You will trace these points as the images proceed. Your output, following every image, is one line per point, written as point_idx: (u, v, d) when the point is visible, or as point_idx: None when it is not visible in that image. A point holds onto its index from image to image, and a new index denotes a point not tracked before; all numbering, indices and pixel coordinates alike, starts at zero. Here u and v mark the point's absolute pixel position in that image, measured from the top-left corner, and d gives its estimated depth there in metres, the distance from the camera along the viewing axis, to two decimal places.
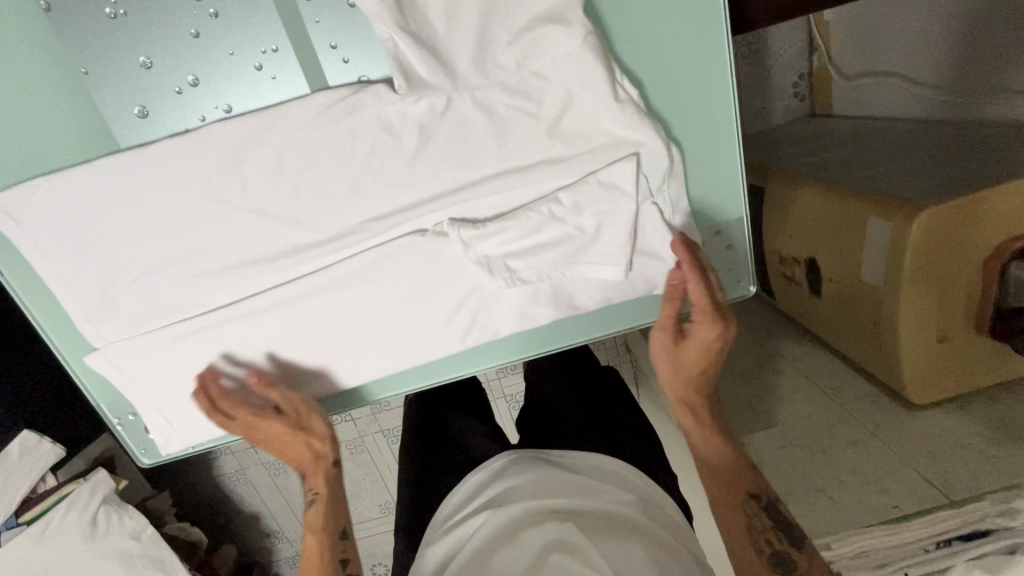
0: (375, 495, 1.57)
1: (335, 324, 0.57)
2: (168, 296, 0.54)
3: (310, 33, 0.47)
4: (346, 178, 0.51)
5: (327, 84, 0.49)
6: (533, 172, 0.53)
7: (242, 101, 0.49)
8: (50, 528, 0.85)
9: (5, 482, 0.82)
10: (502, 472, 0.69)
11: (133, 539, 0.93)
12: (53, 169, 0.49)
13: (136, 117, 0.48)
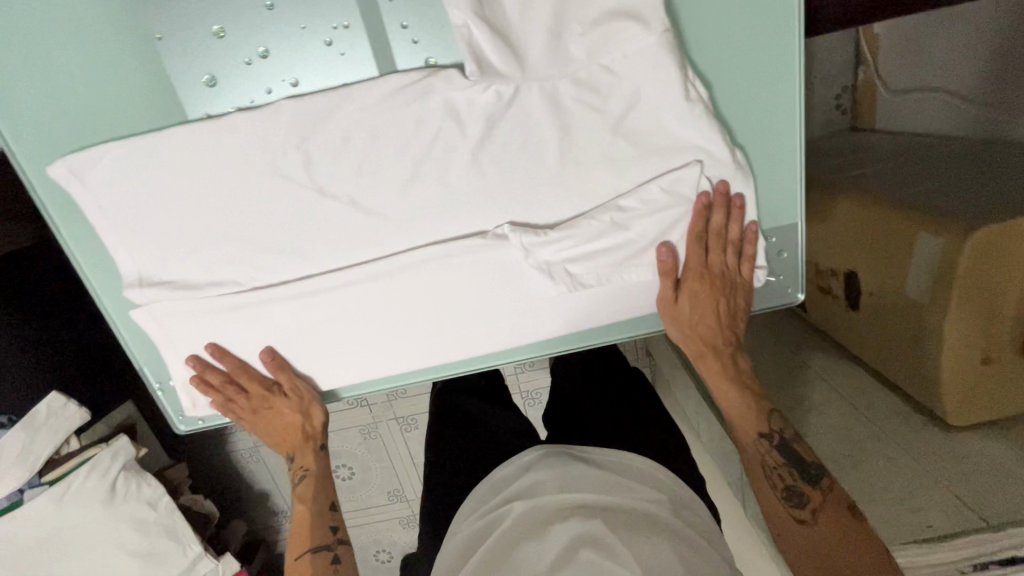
0: (385, 482, 1.58)
1: (380, 306, 0.58)
2: (219, 266, 0.55)
3: (382, 12, 0.48)
4: (406, 160, 0.51)
5: (396, 64, 0.49)
6: (589, 167, 0.53)
7: (309, 76, 0.49)
8: (71, 491, 0.87)
9: (33, 442, 0.83)
10: (530, 465, 0.70)
11: (149, 505, 0.94)
12: (120, 132, 0.50)
13: (205, 86, 0.49)
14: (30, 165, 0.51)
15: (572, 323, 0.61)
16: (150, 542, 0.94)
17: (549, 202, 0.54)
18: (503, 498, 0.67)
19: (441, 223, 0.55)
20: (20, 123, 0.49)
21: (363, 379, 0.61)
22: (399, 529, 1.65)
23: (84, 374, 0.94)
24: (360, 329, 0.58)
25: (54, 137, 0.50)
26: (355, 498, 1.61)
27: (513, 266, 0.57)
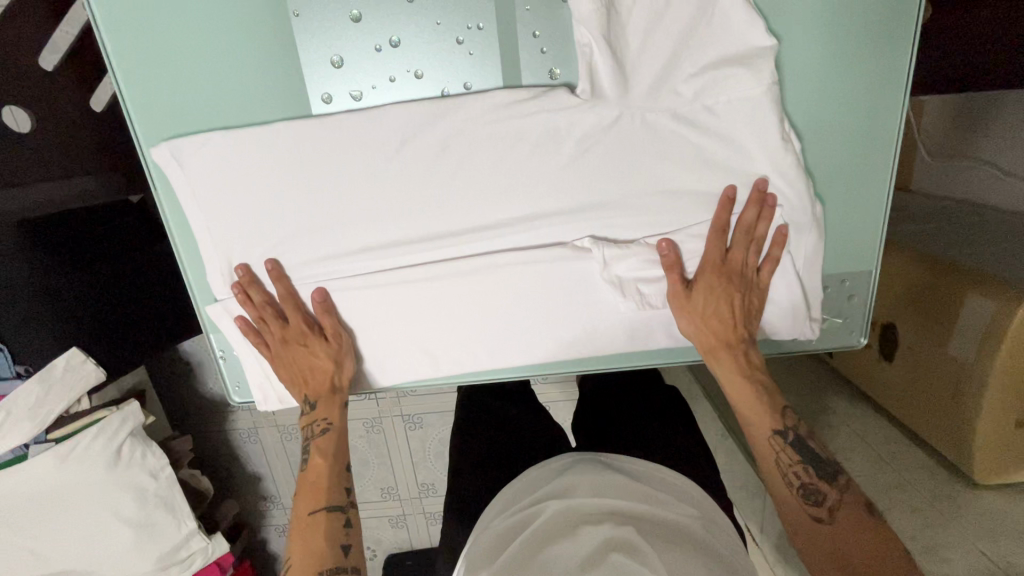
0: (379, 477, 1.57)
1: (452, 301, 0.58)
2: (305, 241, 0.56)
3: (516, 20, 0.49)
4: (510, 164, 0.53)
5: (522, 74, 0.51)
6: (677, 199, 0.54)
7: (433, 69, 0.50)
8: (76, 450, 0.99)
9: (46, 394, 0.88)
10: (563, 470, 0.73)
11: (148, 476, 1.07)
12: (239, 102, 0.51)
13: (331, 66, 0.50)
14: (144, 124, 0.52)
15: (636, 339, 0.61)
16: (148, 510, 1.07)
17: (640, 220, 0.55)
18: (534, 496, 0.69)
19: (530, 227, 0.55)
20: (144, 82, 0.51)
21: (427, 375, 0.62)
22: (386, 526, 1.64)
23: (115, 332, 0.94)
24: (431, 326, 0.59)
25: (172, 97, 0.51)
26: None
27: (588, 280, 0.57)
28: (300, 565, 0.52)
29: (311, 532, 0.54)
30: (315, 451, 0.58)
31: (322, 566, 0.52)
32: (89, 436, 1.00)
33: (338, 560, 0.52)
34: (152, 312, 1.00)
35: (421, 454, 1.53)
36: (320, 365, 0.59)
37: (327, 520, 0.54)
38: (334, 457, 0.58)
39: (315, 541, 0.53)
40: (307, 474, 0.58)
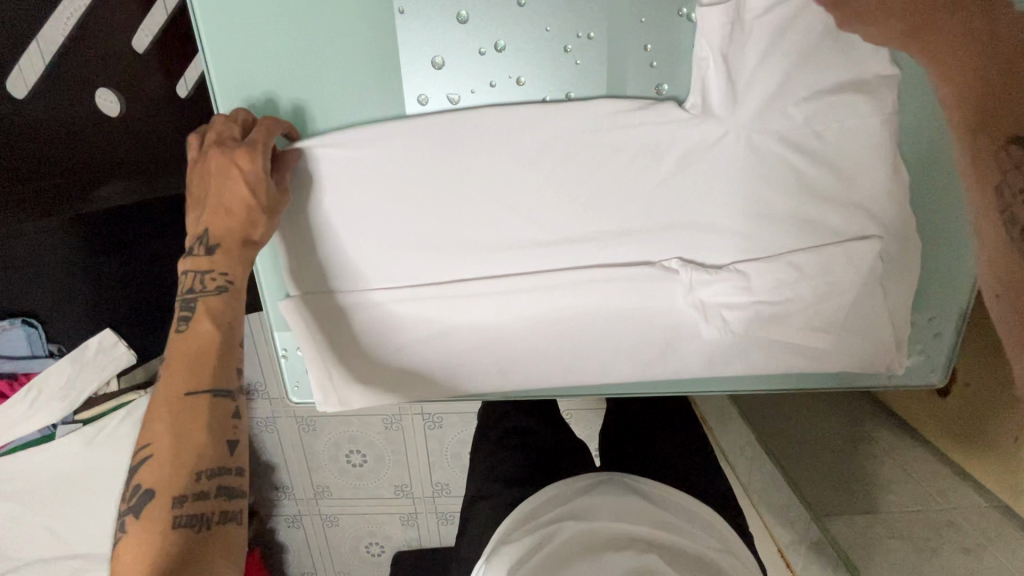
0: (393, 474, 1.56)
1: (524, 313, 0.60)
2: (388, 248, 0.60)
3: (630, 32, 0.51)
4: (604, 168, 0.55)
5: (628, 84, 0.53)
6: (766, 223, 0.56)
7: (536, 76, 0.53)
8: (102, 433, 0.99)
9: (78, 372, 0.89)
10: (583, 492, 0.71)
11: None
12: (345, 95, 0.56)
13: (432, 66, 0.54)
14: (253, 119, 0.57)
15: (712, 358, 0.61)
16: None
17: (728, 240, 0.56)
18: (557, 510, 0.68)
19: (613, 240, 0.57)
20: (258, 79, 0.56)
21: (497, 386, 0.64)
22: (396, 524, 1.63)
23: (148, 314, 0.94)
24: (506, 336, 0.61)
25: (269, 85, 0.56)
26: (360, 485, 1.58)
27: (670, 309, 0.59)
28: (175, 456, 0.51)
29: (188, 413, 0.53)
30: (203, 312, 0.56)
31: (201, 461, 0.52)
32: (115, 419, 1.00)
33: (220, 455, 0.53)
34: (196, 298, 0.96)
35: (437, 455, 1.52)
36: (243, 204, 0.55)
37: (213, 409, 0.54)
38: (225, 334, 0.56)
39: (195, 429, 0.52)
40: (192, 341, 0.55)
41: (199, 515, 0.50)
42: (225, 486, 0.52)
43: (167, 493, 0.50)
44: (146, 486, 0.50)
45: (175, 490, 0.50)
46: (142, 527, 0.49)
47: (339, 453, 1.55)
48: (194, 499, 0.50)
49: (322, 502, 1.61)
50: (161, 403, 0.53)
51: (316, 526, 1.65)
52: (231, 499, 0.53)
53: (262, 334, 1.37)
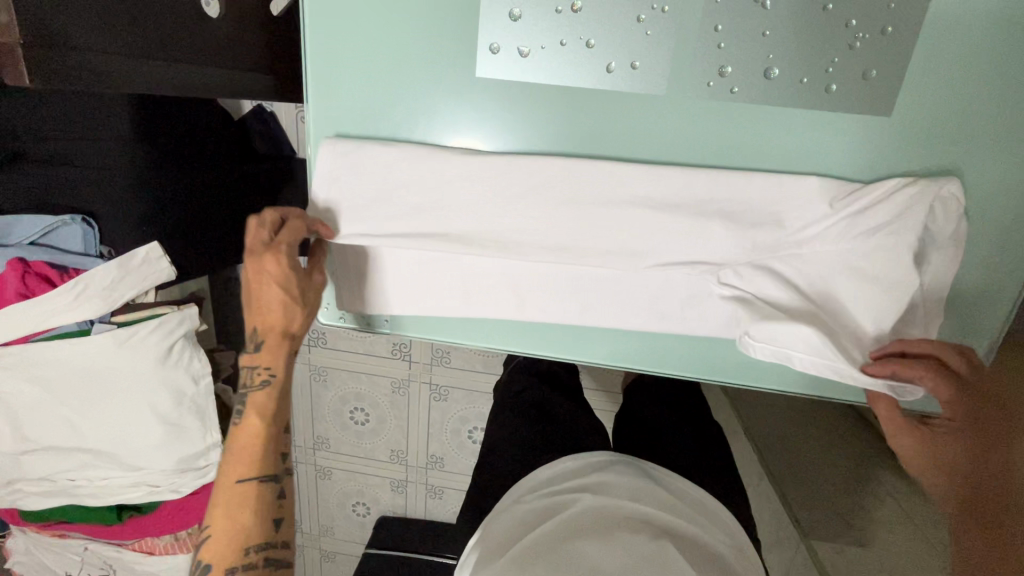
0: (392, 438, 1.59)
1: (556, 265, 0.62)
2: (412, 183, 0.61)
3: (704, 11, 0.53)
4: (660, 141, 0.57)
5: (692, 58, 0.54)
6: (797, 212, 0.57)
7: (606, 40, 0.54)
8: (132, 337, 1.04)
9: (120, 279, 1.01)
10: (602, 467, 0.72)
11: (188, 378, 1.13)
12: (422, 33, 0.57)
13: (508, 16, 0.55)
14: (328, 49, 0.59)
15: (728, 326, 0.62)
16: (182, 410, 1.13)
17: (764, 218, 0.57)
18: (571, 485, 0.70)
19: (652, 199, 0.58)
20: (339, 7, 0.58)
21: (512, 318, 0.64)
22: (385, 488, 1.66)
23: (186, 229, 1.08)
24: (532, 274, 0.63)
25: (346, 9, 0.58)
26: (358, 443, 1.62)
27: (699, 285, 0.61)
28: (230, 536, 0.68)
29: (241, 501, 0.67)
30: (251, 410, 0.67)
31: (253, 538, 0.68)
32: (147, 327, 1.05)
33: (265, 536, 0.69)
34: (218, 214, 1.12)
35: (438, 428, 1.55)
36: (284, 304, 0.63)
37: (261, 498, 0.68)
38: (268, 430, 0.68)
39: (246, 516, 0.68)
40: (243, 435, 0.68)
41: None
42: (269, 557, 0.69)
43: (223, 565, 0.67)
44: (206, 559, 0.67)
45: (229, 564, 0.67)
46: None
47: (343, 408, 1.59)
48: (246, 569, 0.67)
49: (319, 453, 1.65)
50: (219, 490, 0.68)
51: (310, 476, 1.69)
52: (276, 564, 0.70)
53: None
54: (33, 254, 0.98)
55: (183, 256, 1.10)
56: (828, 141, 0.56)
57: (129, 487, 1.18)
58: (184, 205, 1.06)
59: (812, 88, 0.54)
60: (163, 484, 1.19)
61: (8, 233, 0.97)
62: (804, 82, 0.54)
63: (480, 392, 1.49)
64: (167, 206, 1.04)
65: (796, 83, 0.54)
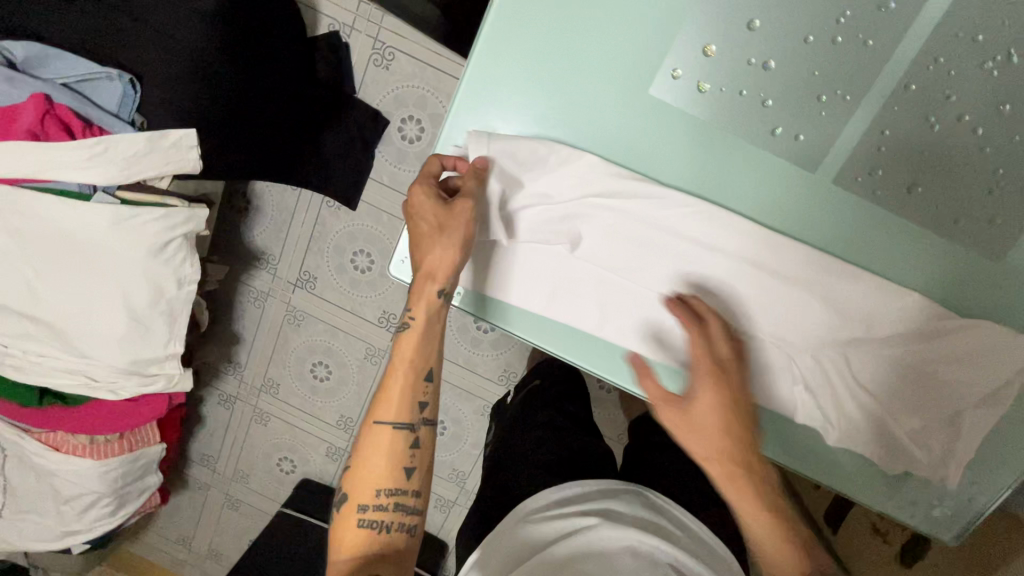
0: (346, 404, 1.53)
1: (646, 290, 0.64)
2: (552, 196, 0.64)
3: (878, 113, 0.56)
4: (791, 214, 0.60)
5: (851, 150, 0.58)
6: (894, 319, 0.60)
7: (782, 105, 0.57)
8: (133, 218, 0.95)
9: (144, 155, 0.93)
10: (608, 493, 0.74)
11: (174, 281, 1.05)
12: (617, 38, 0.58)
13: (702, 50, 0.57)
14: (517, 15, 0.60)
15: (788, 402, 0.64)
16: (153, 310, 1.04)
17: (861, 315, 0.60)
18: (580, 506, 0.71)
19: (764, 261, 0.60)
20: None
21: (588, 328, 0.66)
22: (321, 451, 1.59)
23: (223, 127, 1.01)
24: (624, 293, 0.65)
25: None
26: (310, 399, 1.55)
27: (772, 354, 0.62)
28: (365, 471, 0.64)
29: (379, 437, 0.65)
30: (401, 350, 0.66)
31: (383, 481, 0.64)
32: (150, 213, 0.97)
33: (396, 479, 0.64)
34: (259, 117, 1.07)
35: None
36: (427, 234, 0.63)
37: (394, 442, 0.65)
38: (410, 373, 0.65)
39: (381, 451, 0.64)
40: (391, 373, 0.66)
41: (377, 520, 0.63)
42: (398, 506, 0.63)
43: (355, 501, 0.64)
44: (345, 489, 0.66)
45: (361, 499, 0.64)
46: (342, 522, 0.64)
47: (305, 360, 1.51)
48: (374, 509, 0.63)
49: (264, 396, 1.57)
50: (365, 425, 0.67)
51: (245, 417, 1.60)
52: (404, 516, 0.64)
53: (305, 211, 1.37)
54: (61, 96, 0.89)
55: (214, 155, 1.03)
56: (936, 265, 0.60)
57: (66, 373, 1.07)
58: (227, 103, 0.98)
59: (940, 216, 0.58)
60: (102, 381, 1.09)
61: (43, 67, 0.89)
62: (938, 206, 0.58)
63: (453, 386, 1.46)
64: (214, 102, 0.96)
65: (930, 205, 0.58)
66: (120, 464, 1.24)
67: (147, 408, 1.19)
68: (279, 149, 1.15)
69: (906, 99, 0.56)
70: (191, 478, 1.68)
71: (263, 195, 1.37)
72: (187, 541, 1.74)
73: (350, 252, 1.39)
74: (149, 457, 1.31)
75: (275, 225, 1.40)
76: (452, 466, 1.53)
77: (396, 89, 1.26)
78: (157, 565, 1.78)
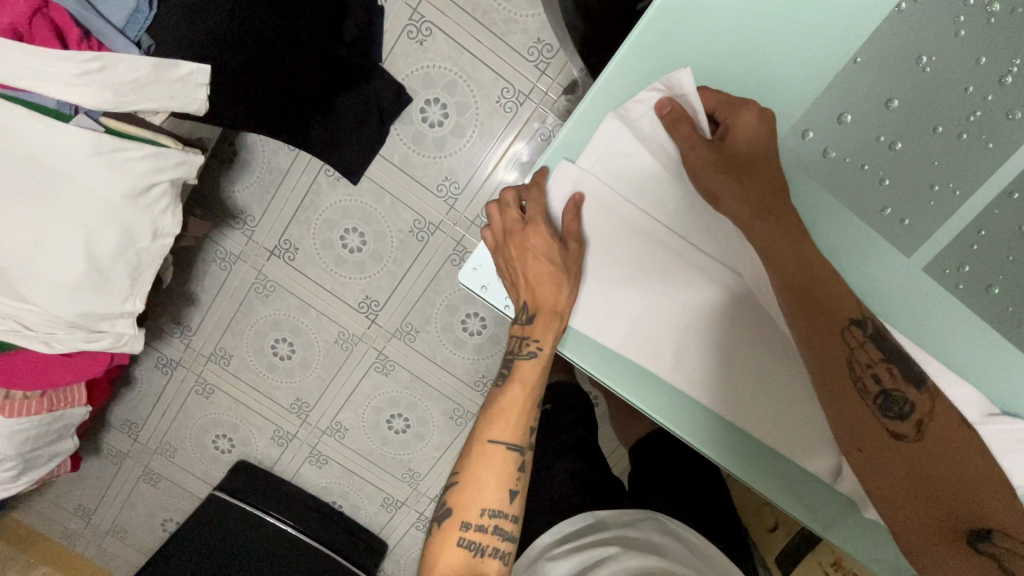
0: (305, 387, 1.42)
1: (722, 337, 0.66)
2: (653, 216, 0.65)
3: (978, 211, 0.60)
4: (877, 286, 0.64)
5: (943, 239, 0.62)
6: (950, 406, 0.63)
7: (896, 185, 0.61)
8: (116, 151, 0.82)
9: (146, 83, 0.80)
10: (628, 522, 0.75)
11: (149, 231, 0.92)
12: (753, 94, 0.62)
13: (837, 118, 0.61)
14: (653, 46, 0.62)
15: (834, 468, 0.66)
16: (116, 261, 0.91)
17: None
18: (600, 535, 0.71)
19: None
20: (681, 15, 0.61)
21: (670, 364, 0.66)
22: (266, 433, 1.47)
23: (241, 71, 0.90)
24: (707, 332, 0.66)
25: (702, 29, 0.61)
26: (266, 377, 1.42)
27: (818, 420, 0.66)
28: (473, 491, 0.68)
29: (490, 459, 0.69)
30: (518, 377, 0.71)
31: (489, 501, 0.68)
32: (140, 149, 0.84)
33: (501, 502, 0.68)
34: (282, 69, 0.95)
35: (361, 398, 1.42)
36: (548, 270, 0.65)
37: (503, 462, 0.69)
38: (526, 400, 0.70)
39: (492, 474, 0.68)
40: (505, 399, 0.71)
41: (478, 541, 0.66)
42: (497, 529, 0.67)
43: (458, 519, 0.67)
44: (447, 505, 0.69)
45: (466, 518, 0.67)
46: (442, 538, 0.67)
47: (267, 336, 1.39)
48: (477, 527, 0.67)
49: (210, 366, 1.42)
50: (474, 448, 0.70)
51: (184, 387, 1.44)
52: (502, 538, 0.67)
53: (298, 175, 1.26)
54: None
55: (222, 96, 0.90)
56: (995, 364, 0.63)
57: None
58: (248, 42, 0.87)
59: (1009, 317, 0.62)
60: (37, 330, 0.93)
61: None
62: (1008, 310, 0.62)
63: (425, 385, 1.39)
64: (233, 38, 0.85)
65: (1002, 307, 0.62)
66: (34, 426, 1.07)
67: (80, 367, 1.02)
68: (288, 105, 1.03)
69: (1008, 206, 0.60)
70: (104, 444, 1.49)
71: (253, 148, 1.25)
72: (86, 514, 1.54)
73: (341, 228, 1.29)
74: (69, 420, 1.14)
75: (261, 185, 1.27)
76: (407, 466, 1.46)
77: (427, 67, 1.19)
78: (43, 536, 1.57)
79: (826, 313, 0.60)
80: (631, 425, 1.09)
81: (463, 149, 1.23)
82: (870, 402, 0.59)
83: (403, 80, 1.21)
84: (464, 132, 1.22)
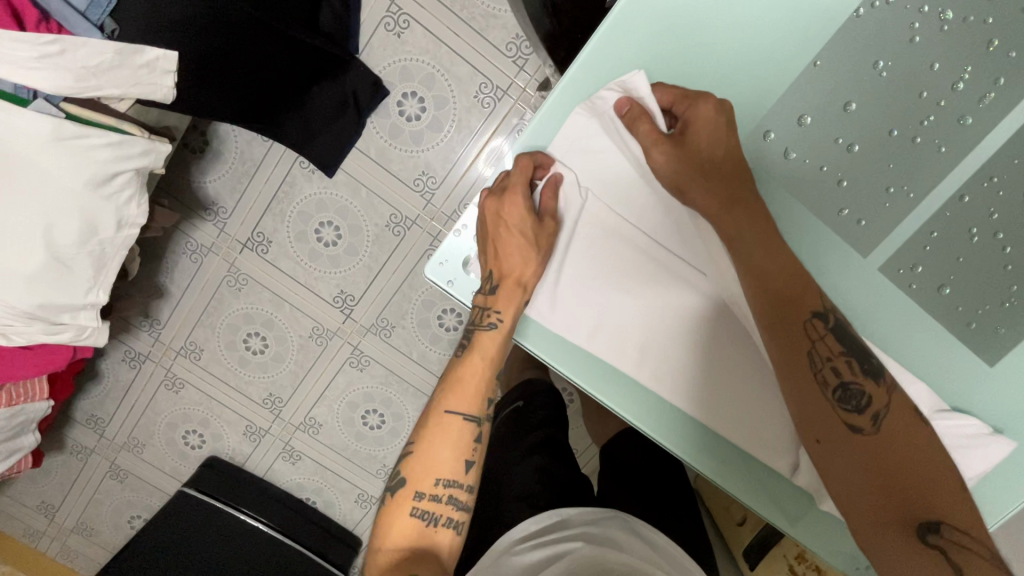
0: (277, 381, 1.40)
1: (686, 335, 0.67)
2: (620, 217, 0.66)
3: (931, 213, 0.62)
4: (835, 286, 0.65)
5: (898, 240, 0.64)
6: None
7: (853, 187, 0.63)
8: (76, 137, 0.80)
9: (110, 69, 0.78)
10: (592, 519, 0.75)
11: (113, 220, 0.90)
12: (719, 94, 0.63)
13: (797, 120, 0.62)
14: (615, 47, 0.63)
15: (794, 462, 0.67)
16: (77, 252, 0.88)
17: None
18: (563, 532, 0.72)
19: None
20: (648, 15, 0.62)
21: (634, 361, 0.67)
22: (238, 429, 1.45)
23: (208, 58, 0.87)
24: (672, 330, 0.67)
25: (670, 30, 0.62)
26: (237, 371, 1.40)
27: (780, 418, 0.67)
28: (427, 461, 0.68)
29: (447, 429, 0.69)
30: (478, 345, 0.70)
31: (444, 472, 0.68)
32: (102, 136, 0.82)
33: (456, 473, 0.69)
34: (252, 58, 0.93)
35: (335, 394, 1.40)
36: (520, 240, 0.65)
37: (460, 432, 0.69)
38: (486, 370, 0.70)
39: (447, 444, 0.69)
40: (465, 368, 0.70)
41: (430, 510, 0.67)
42: (451, 498, 0.68)
43: (412, 488, 0.68)
44: (400, 475, 0.69)
45: (418, 490, 0.68)
46: (394, 505, 0.68)
47: (240, 329, 1.37)
48: (429, 498, 0.68)
49: (181, 359, 1.39)
50: (430, 419, 0.70)
51: (153, 381, 1.41)
52: (455, 507, 0.69)
53: (272, 166, 1.24)
54: None
55: (190, 85, 0.88)
56: (946, 361, 0.66)
57: None
58: (217, 30, 0.85)
59: (957, 316, 0.65)
60: None
61: None
62: (958, 309, 0.64)
63: (400, 380, 1.39)
64: (201, 26, 0.82)
65: (952, 307, 0.64)
66: None
67: (41, 360, 0.99)
68: (259, 95, 1.01)
69: (958, 209, 0.62)
70: (68, 440, 1.44)
71: (226, 139, 1.22)
72: (49, 510, 1.50)
73: (316, 221, 1.28)
74: (30, 415, 1.11)
75: (235, 177, 1.25)
76: (382, 461, 1.45)
77: (404, 60, 1.18)
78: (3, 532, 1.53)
79: (785, 305, 0.60)
80: (603, 422, 1.10)
81: (439, 144, 1.22)
82: (829, 395, 0.59)
83: (380, 73, 1.19)
84: (442, 126, 1.21)
